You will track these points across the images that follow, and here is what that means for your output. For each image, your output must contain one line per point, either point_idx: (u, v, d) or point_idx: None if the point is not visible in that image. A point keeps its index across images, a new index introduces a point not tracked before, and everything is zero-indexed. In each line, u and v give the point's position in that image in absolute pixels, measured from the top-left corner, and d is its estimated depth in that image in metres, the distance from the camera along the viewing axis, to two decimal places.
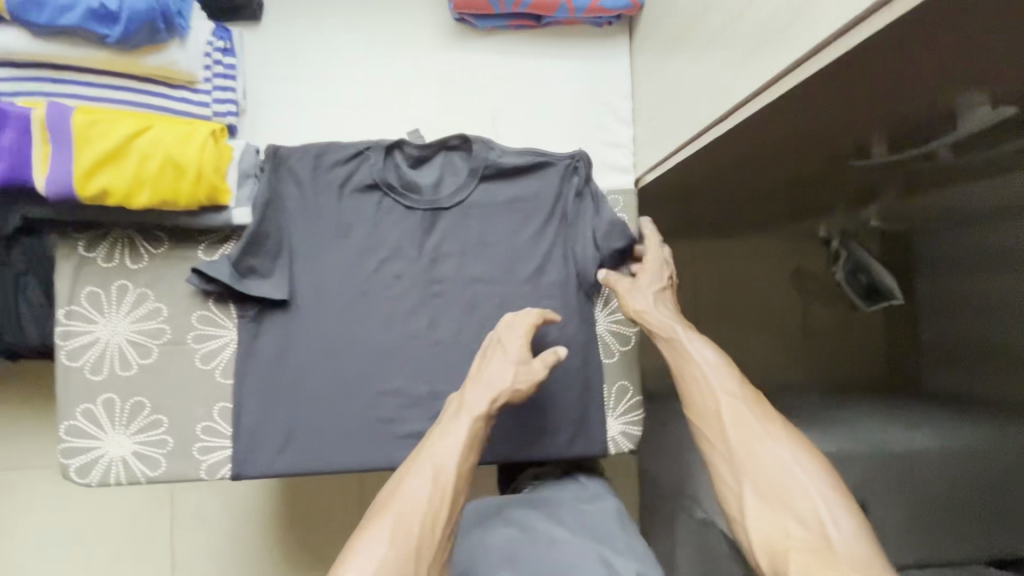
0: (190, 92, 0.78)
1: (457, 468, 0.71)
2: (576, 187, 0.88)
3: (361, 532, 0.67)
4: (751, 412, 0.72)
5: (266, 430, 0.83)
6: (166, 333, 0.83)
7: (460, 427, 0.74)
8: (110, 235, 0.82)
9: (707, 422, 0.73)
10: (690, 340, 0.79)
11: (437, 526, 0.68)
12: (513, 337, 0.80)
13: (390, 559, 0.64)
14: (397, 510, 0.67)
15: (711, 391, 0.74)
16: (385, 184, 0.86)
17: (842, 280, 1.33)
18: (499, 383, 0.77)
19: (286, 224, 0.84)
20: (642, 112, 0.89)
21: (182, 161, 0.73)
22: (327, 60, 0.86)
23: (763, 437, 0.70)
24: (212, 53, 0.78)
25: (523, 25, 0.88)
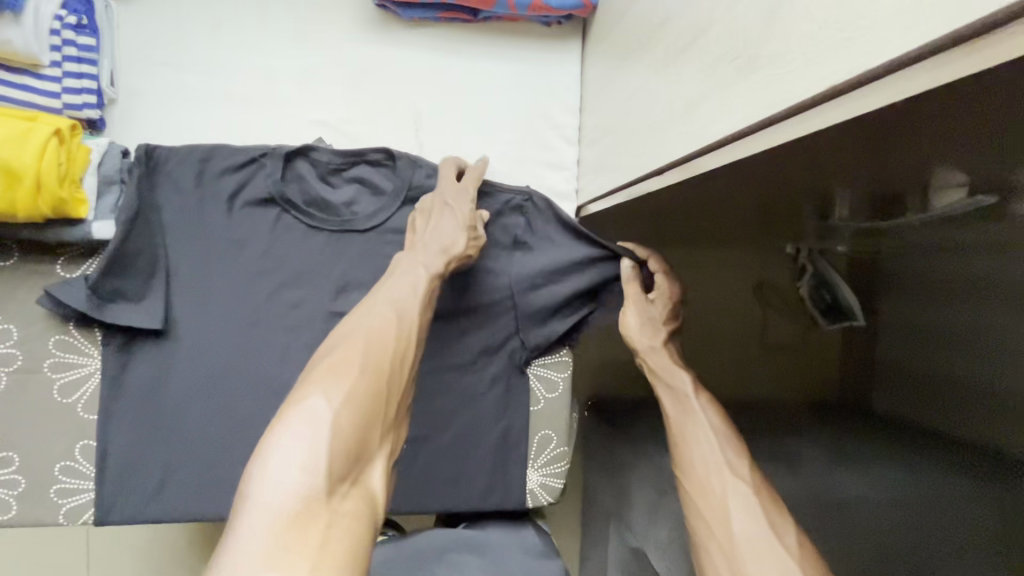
0: (34, 78, 0.64)
1: (422, 314, 0.64)
2: (518, 225, 0.79)
3: (322, 367, 0.56)
4: (760, 501, 0.60)
5: (135, 474, 0.73)
6: (16, 360, 0.71)
7: (419, 279, 0.66)
8: None
9: (705, 493, 0.63)
10: (697, 400, 0.72)
11: (404, 370, 0.60)
12: (462, 196, 0.71)
13: (361, 388, 0.54)
14: (365, 343, 0.58)
15: (718, 461, 0.65)
16: (287, 199, 0.74)
17: (806, 294, 1.15)
18: (449, 241, 0.69)
19: (163, 240, 0.71)
20: (589, 131, 0.78)
21: (15, 167, 0.60)
22: (219, 44, 0.73)
23: (773, 526, 0.58)
24: (61, 30, 0.64)
25: (456, 18, 0.75)
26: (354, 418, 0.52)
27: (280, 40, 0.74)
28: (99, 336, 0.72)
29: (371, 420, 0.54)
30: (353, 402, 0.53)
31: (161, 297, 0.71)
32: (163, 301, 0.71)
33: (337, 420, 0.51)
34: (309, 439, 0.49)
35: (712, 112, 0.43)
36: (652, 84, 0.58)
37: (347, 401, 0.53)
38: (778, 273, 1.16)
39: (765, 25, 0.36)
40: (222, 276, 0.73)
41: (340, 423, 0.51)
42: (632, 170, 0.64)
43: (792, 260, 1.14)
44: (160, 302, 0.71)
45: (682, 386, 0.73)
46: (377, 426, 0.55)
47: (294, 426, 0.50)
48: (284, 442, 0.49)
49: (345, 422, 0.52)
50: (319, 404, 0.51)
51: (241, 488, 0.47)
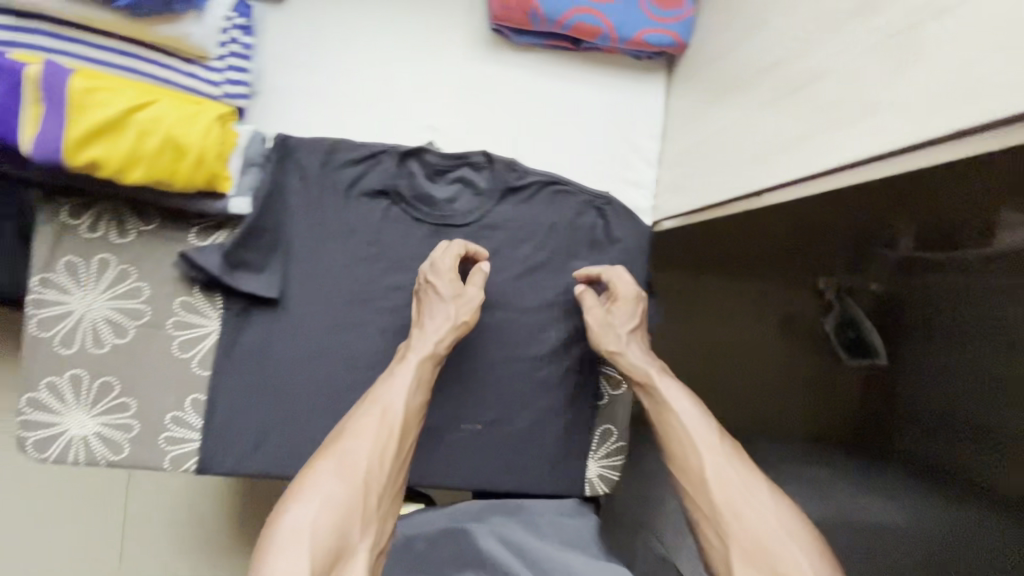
0: (202, 69, 0.73)
1: (406, 408, 0.72)
2: (593, 224, 0.87)
3: (307, 472, 0.66)
4: (733, 469, 0.69)
5: (237, 429, 0.80)
6: (145, 315, 0.79)
7: (407, 370, 0.74)
8: (98, 205, 0.77)
9: (684, 473, 0.70)
10: (665, 381, 0.77)
11: (384, 462, 0.69)
12: (441, 273, 0.79)
13: (339, 496, 0.65)
14: (342, 452, 0.68)
15: (689, 439, 0.71)
16: (397, 194, 0.82)
17: (830, 333, 1.26)
18: (437, 325, 0.77)
19: (286, 220, 0.80)
20: (670, 156, 0.86)
21: (183, 143, 0.68)
22: (351, 52, 0.82)
23: (745, 489, 0.67)
24: (229, 29, 0.73)
25: (560, 46, 0.84)
26: (331, 521, 0.63)
27: (404, 51, 0.83)
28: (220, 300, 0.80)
29: (348, 520, 0.64)
30: (330, 508, 0.63)
31: (280, 271, 0.79)
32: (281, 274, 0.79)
33: (314, 526, 0.62)
34: (292, 547, 0.60)
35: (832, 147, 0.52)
36: (752, 119, 0.66)
37: (322, 506, 0.63)
38: (802, 306, 1.26)
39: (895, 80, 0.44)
40: (333, 258, 0.81)
41: (318, 527, 0.62)
42: (723, 193, 0.72)
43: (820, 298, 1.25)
44: (278, 275, 0.79)
45: (648, 373, 0.78)
46: (356, 522, 0.64)
47: (281, 544, 0.60)
48: (281, 551, 0.60)
49: (321, 526, 0.62)
50: (301, 514, 0.62)
51: None
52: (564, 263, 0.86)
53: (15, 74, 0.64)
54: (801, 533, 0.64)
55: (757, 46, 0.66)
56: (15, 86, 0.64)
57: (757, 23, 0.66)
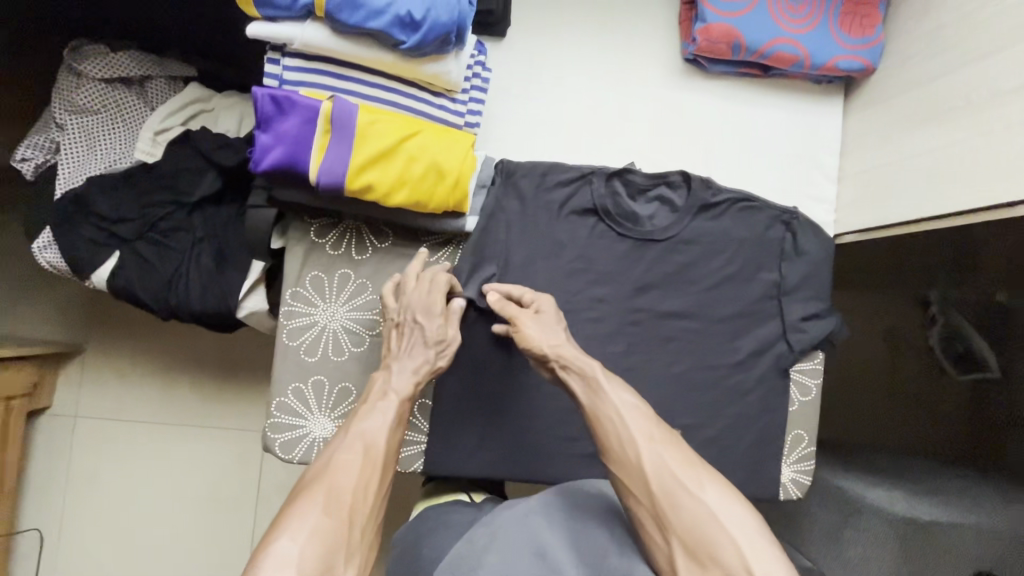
0: (449, 101, 0.81)
1: (387, 440, 0.72)
2: (782, 237, 0.91)
3: (285, 509, 0.64)
4: (673, 457, 0.69)
5: (464, 431, 0.86)
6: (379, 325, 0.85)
7: (388, 406, 0.74)
8: (341, 225, 0.85)
9: (625, 469, 0.70)
10: (605, 379, 0.76)
11: (370, 494, 0.67)
12: (432, 315, 0.78)
13: (323, 526, 0.62)
14: (329, 483, 0.66)
15: (627, 433, 0.71)
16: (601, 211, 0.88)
17: (934, 344, 1.37)
18: (416, 362, 0.77)
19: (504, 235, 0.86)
20: (854, 172, 0.91)
21: (443, 168, 0.76)
22: (560, 84, 0.90)
23: (685, 478, 0.67)
24: (474, 66, 0.81)
25: (749, 73, 0.91)
26: (317, 554, 0.60)
27: (607, 81, 0.91)
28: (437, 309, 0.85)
29: (334, 549, 0.61)
30: (314, 540, 0.61)
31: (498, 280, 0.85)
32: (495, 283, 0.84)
33: (300, 558, 0.59)
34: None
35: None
36: (983, 139, 0.72)
37: (306, 538, 0.61)
38: (910, 325, 1.37)
39: None
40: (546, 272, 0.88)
41: (304, 558, 0.59)
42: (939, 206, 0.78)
43: (923, 311, 1.36)
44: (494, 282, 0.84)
45: (585, 364, 0.77)
46: (341, 551, 0.62)
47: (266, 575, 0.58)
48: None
49: (308, 558, 0.59)
50: (287, 546, 0.60)
51: None
52: (756, 275, 0.91)
53: (311, 109, 0.73)
54: (745, 520, 0.64)
55: (985, 72, 0.72)
56: (310, 120, 0.73)
57: (982, 50, 0.73)
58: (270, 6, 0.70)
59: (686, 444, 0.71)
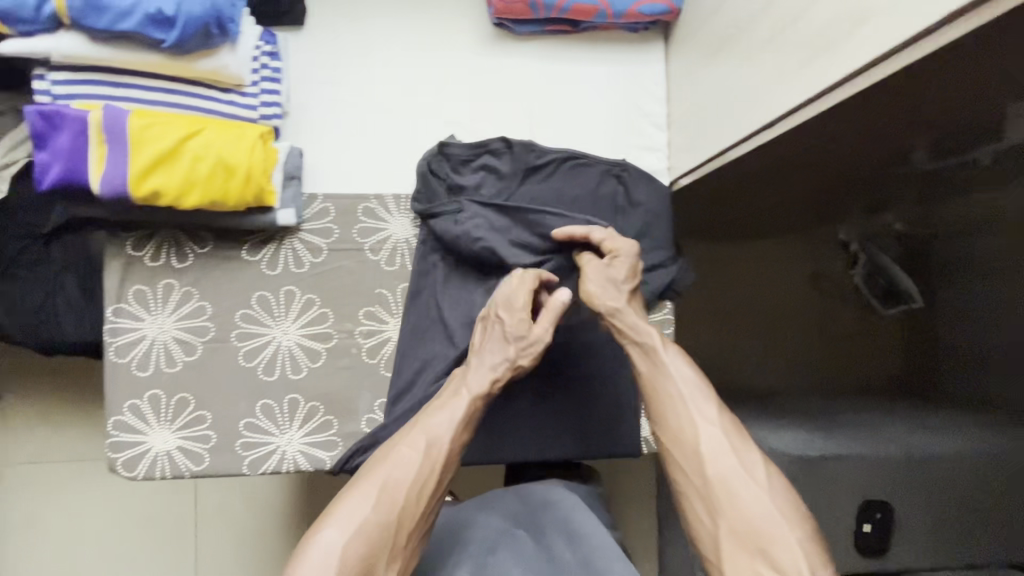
0: (239, 96, 0.79)
1: (451, 442, 0.73)
2: (616, 191, 0.90)
3: (345, 495, 0.69)
4: (732, 444, 0.71)
5: (312, 425, 0.85)
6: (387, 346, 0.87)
7: (457, 404, 0.75)
8: (157, 235, 0.84)
9: (681, 444, 0.72)
10: (677, 361, 0.77)
11: (423, 495, 0.70)
12: (512, 309, 0.79)
13: (372, 521, 0.66)
14: (384, 477, 0.69)
15: (684, 409, 0.73)
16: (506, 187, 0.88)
17: (860, 282, 1.35)
18: (495, 359, 0.79)
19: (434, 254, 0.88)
20: (678, 116, 0.90)
21: (232, 164, 0.75)
22: (367, 63, 0.88)
23: (746, 466, 0.69)
24: (259, 57, 0.80)
25: (560, 30, 0.90)
26: (359, 549, 0.65)
27: (416, 56, 0.89)
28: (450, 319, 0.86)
29: (378, 548, 0.66)
30: (360, 534, 0.65)
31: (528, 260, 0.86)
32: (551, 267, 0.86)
33: (344, 550, 0.64)
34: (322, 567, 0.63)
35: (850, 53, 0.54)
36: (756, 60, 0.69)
37: (352, 533, 0.65)
38: (831, 264, 1.37)
39: None
40: (376, 256, 0.87)
41: (349, 550, 0.65)
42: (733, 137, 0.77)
43: (845, 250, 1.36)
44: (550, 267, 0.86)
45: (647, 333, 0.79)
46: (385, 552, 0.66)
47: (314, 561, 0.64)
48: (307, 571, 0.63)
49: (350, 550, 0.65)
50: (333, 538, 0.65)
51: None
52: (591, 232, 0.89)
53: (81, 120, 0.71)
54: (793, 522, 0.65)
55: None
56: (81, 131, 0.71)
57: None
58: (13, 20, 0.68)
59: (750, 436, 0.73)
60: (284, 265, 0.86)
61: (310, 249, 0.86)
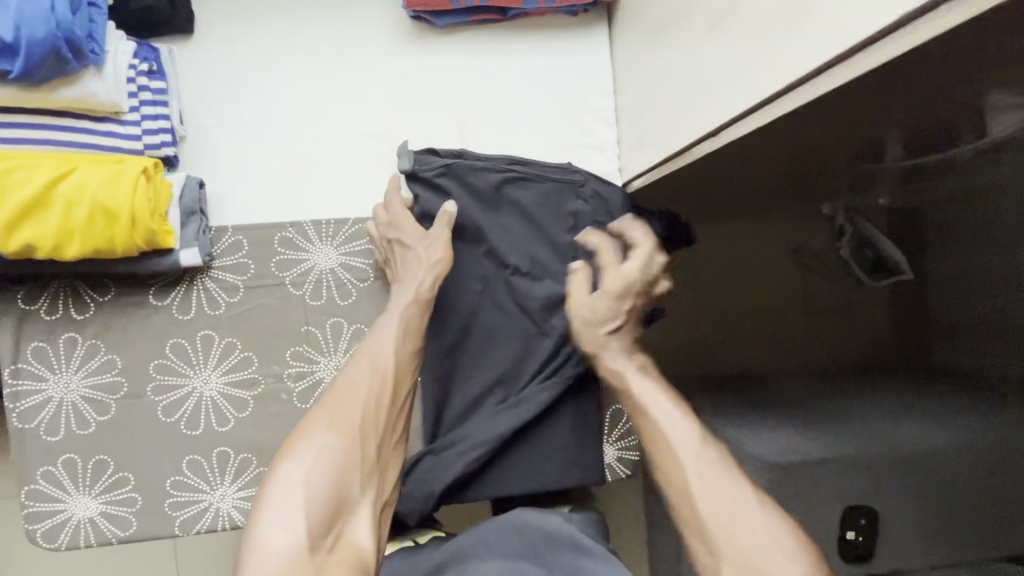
0: (118, 125, 0.69)
1: (397, 356, 0.71)
2: (570, 202, 0.80)
3: (303, 430, 0.64)
4: (714, 478, 0.61)
5: (246, 478, 0.79)
6: (585, 363, 0.80)
7: (392, 318, 0.73)
8: (51, 285, 0.75)
9: (670, 479, 0.63)
10: (638, 382, 0.72)
11: (379, 409, 0.67)
12: (401, 221, 0.77)
13: (337, 447, 0.63)
14: (334, 397, 0.67)
15: (673, 438, 0.65)
16: (546, 194, 0.79)
17: None
18: (416, 278, 0.74)
19: (498, 283, 0.80)
20: (626, 111, 0.80)
21: (112, 208, 0.65)
22: (270, 74, 0.78)
23: (728, 496, 0.59)
24: (137, 78, 0.69)
25: (488, 19, 0.79)
26: (327, 476, 0.60)
27: (325, 61, 0.79)
28: (541, 348, 0.81)
29: (346, 473, 0.62)
30: (325, 460, 0.61)
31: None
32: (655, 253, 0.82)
33: (309, 478, 0.59)
34: (289, 502, 0.58)
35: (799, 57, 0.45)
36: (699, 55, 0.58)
37: (316, 462, 0.61)
38: None
39: None
40: (300, 290, 0.79)
41: (314, 479, 0.60)
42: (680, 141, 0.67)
43: None
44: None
45: (623, 374, 0.73)
46: (355, 476, 0.62)
47: (274, 499, 0.58)
48: (276, 512, 0.57)
49: (315, 479, 0.60)
50: (296, 470, 0.60)
51: (243, 548, 0.56)
52: (546, 252, 0.80)
53: None
54: (794, 550, 0.54)
55: None
56: None
57: None
58: None
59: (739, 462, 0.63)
60: (198, 307, 0.77)
61: (224, 289, 0.78)
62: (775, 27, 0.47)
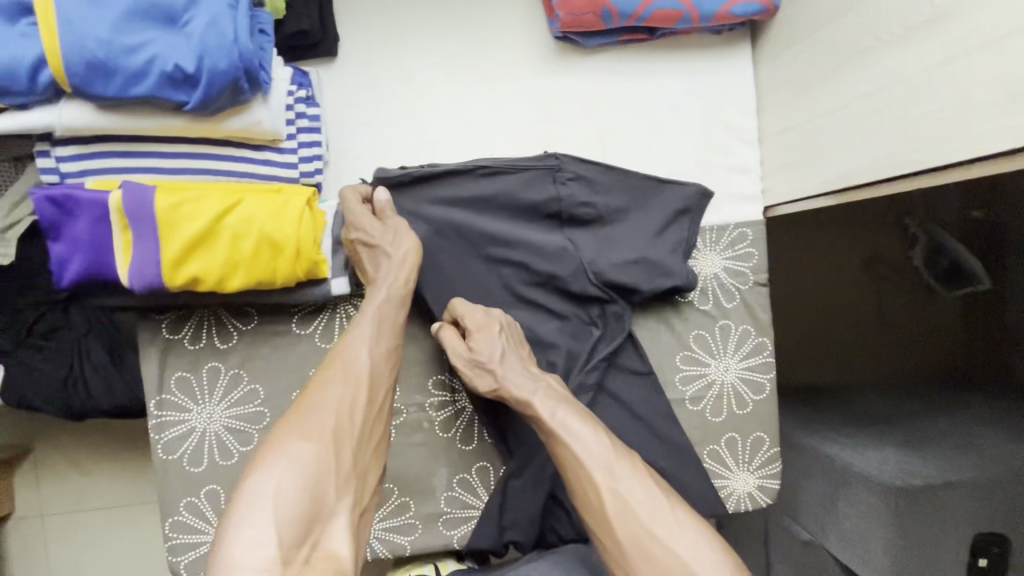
0: (276, 153, 0.68)
1: (371, 355, 0.64)
2: (567, 191, 0.75)
3: (272, 435, 0.56)
4: (636, 497, 0.58)
5: (387, 510, 0.76)
6: (608, 343, 0.77)
7: (366, 318, 0.67)
8: (195, 314, 0.74)
9: (591, 513, 0.59)
10: (546, 405, 0.64)
11: (356, 413, 0.60)
12: (361, 219, 0.69)
13: (311, 453, 0.55)
14: (308, 404, 0.59)
15: (586, 475, 0.59)
16: (524, 181, 0.74)
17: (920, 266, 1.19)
18: (393, 275, 0.68)
19: (497, 278, 0.75)
20: (773, 132, 0.78)
21: (278, 239, 0.64)
22: (411, 97, 0.76)
23: (649, 519, 0.56)
24: (295, 105, 0.68)
25: (634, 39, 0.77)
26: (300, 484, 0.53)
27: (465, 82, 0.77)
28: (556, 334, 0.77)
29: (323, 480, 0.55)
30: (302, 468, 0.54)
31: (604, 231, 0.77)
32: (660, 219, 0.76)
33: (282, 488, 0.52)
34: (255, 513, 0.50)
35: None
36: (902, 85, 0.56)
37: (286, 468, 0.53)
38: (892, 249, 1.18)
39: None
40: None
41: (287, 488, 0.52)
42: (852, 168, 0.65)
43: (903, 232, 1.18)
44: (661, 212, 0.76)
45: (529, 398, 0.65)
46: (332, 482, 0.55)
47: (244, 511, 0.50)
48: (244, 524, 0.50)
49: (287, 488, 0.52)
50: (266, 479, 0.52)
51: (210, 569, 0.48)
52: (556, 237, 0.75)
53: (100, 205, 0.60)
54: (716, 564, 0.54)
55: None
56: (102, 218, 0.61)
57: None
58: (7, 93, 0.56)
59: (652, 474, 0.61)
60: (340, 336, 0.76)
61: None
62: None
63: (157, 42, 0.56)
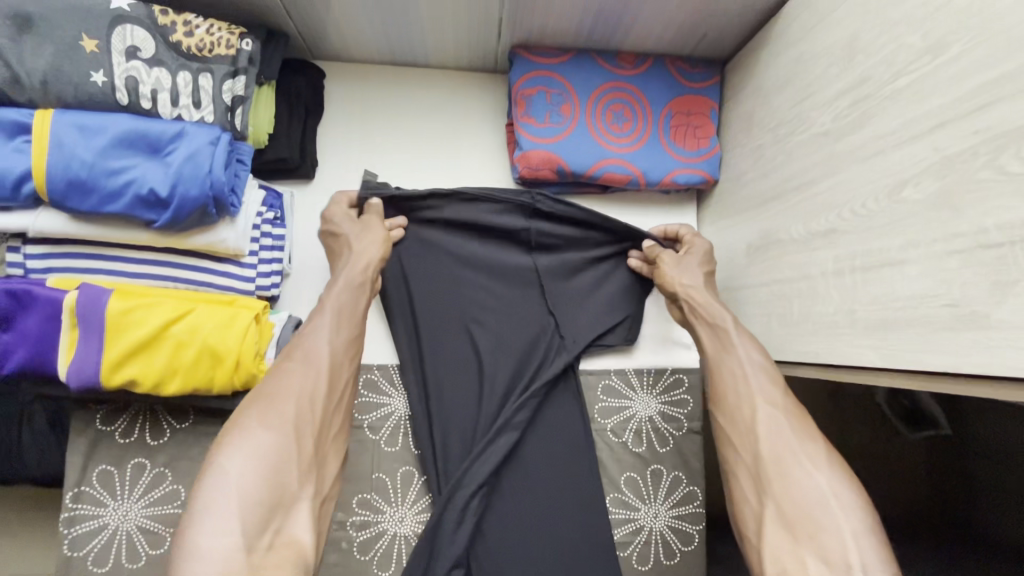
0: (236, 266, 0.72)
1: (332, 348, 0.64)
2: (538, 222, 0.80)
3: (234, 423, 0.55)
4: (791, 427, 0.58)
5: None
6: (552, 369, 0.78)
7: (327, 308, 0.66)
8: (132, 408, 0.75)
9: (733, 422, 0.62)
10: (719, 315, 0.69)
11: (317, 404, 0.60)
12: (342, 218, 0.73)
13: (270, 443, 0.54)
14: (265, 393, 0.58)
15: (743, 386, 0.62)
16: (499, 209, 0.80)
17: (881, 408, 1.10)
18: (354, 270, 0.70)
19: (461, 294, 0.80)
20: None
21: (220, 349, 0.66)
22: None
23: (800, 449, 0.57)
24: (261, 225, 0.73)
25: (588, 192, 0.84)
26: (258, 474, 0.52)
27: None
28: (512, 362, 0.79)
29: (282, 470, 0.54)
30: (259, 459, 0.53)
31: (566, 260, 0.81)
32: (609, 255, 0.82)
33: (242, 480, 0.51)
34: (216, 504, 0.49)
35: (916, 346, 0.45)
36: (803, 283, 0.60)
37: (249, 455, 0.53)
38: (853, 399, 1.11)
39: (950, 282, 0.43)
40: (376, 435, 0.78)
41: (245, 479, 0.51)
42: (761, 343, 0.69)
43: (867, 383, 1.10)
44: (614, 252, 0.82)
45: (710, 307, 0.70)
46: (291, 472, 0.55)
47: (202, 499, 0.50)
48: (207, 512, 0.49)
49: (247, 480, 0.51)
50: (222, 468, 0.51)
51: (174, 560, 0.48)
52: (518, 258, 0.81)
53: (54, 304, 0.64)
54: (854, 506, 0.52)
55: (798, 206, 0.62)
56: (53, 316, 0.64)
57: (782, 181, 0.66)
58: None
59: (816, 423, 0.59)
60: None
61: None
62: (888, 300, 0.48)
63: (138, 167, 0.62)
